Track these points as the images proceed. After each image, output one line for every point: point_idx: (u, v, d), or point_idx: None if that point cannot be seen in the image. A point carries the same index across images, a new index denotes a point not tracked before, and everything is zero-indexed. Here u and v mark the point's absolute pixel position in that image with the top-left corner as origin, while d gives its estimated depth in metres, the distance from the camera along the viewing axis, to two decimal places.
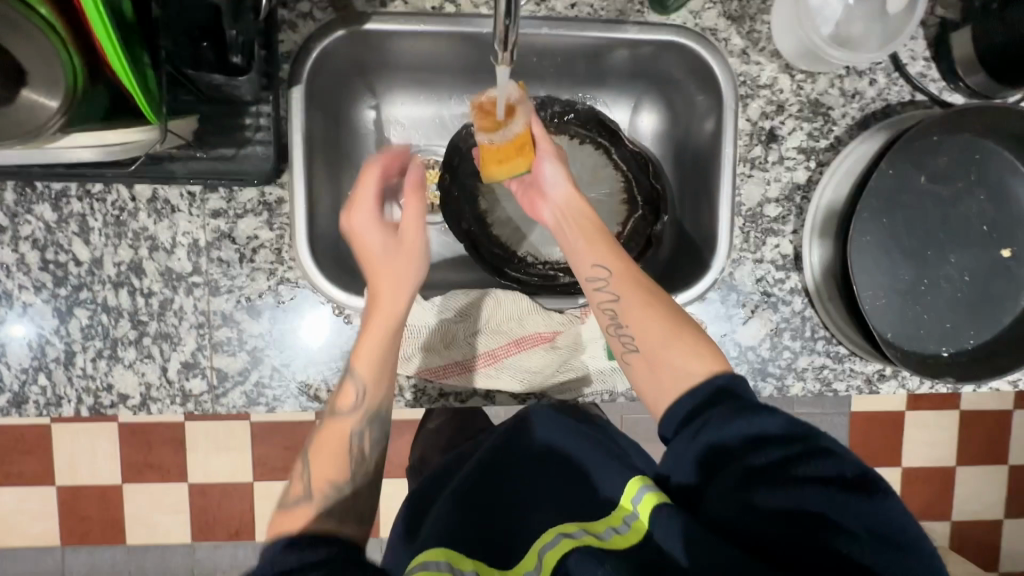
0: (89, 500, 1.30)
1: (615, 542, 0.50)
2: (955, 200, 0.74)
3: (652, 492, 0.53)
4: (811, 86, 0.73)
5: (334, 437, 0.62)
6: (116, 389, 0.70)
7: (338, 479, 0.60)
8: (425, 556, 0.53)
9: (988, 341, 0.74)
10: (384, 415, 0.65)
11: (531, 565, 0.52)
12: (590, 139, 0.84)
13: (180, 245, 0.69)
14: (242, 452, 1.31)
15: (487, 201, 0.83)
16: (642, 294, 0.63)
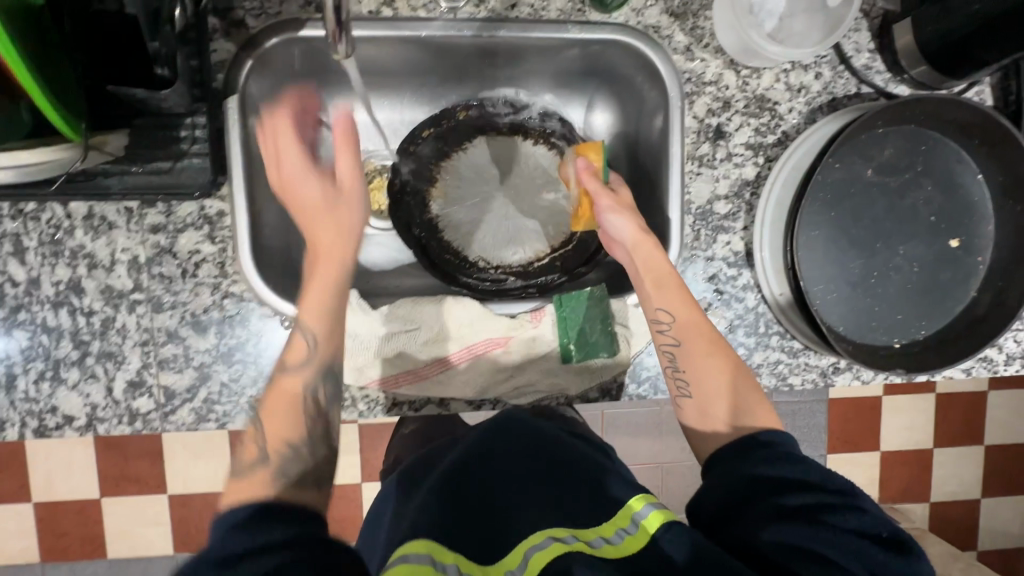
0: (66, 515, 1.29)
1: (609, 551, 0.47)
2: (902, 191, 0.74)
3: (658, 509, 0.51)
4: (756, 81, 0.73)
5: (285, 395, 0.58)
6: (61, 411, 0.68)
7: (293, 443, 0.55)
8: (406, 547, 0.48)
9: (938, 331, 0.75)
10: (337, 370, 0.61)
11: (514, 565, 0.48)
12: (544, 139, 0.84)
13: (119, 262, 0.67)
14: (221, 461, 1.30)
15: (439, 206, 0.84)
16: (704, 342, 0.63)
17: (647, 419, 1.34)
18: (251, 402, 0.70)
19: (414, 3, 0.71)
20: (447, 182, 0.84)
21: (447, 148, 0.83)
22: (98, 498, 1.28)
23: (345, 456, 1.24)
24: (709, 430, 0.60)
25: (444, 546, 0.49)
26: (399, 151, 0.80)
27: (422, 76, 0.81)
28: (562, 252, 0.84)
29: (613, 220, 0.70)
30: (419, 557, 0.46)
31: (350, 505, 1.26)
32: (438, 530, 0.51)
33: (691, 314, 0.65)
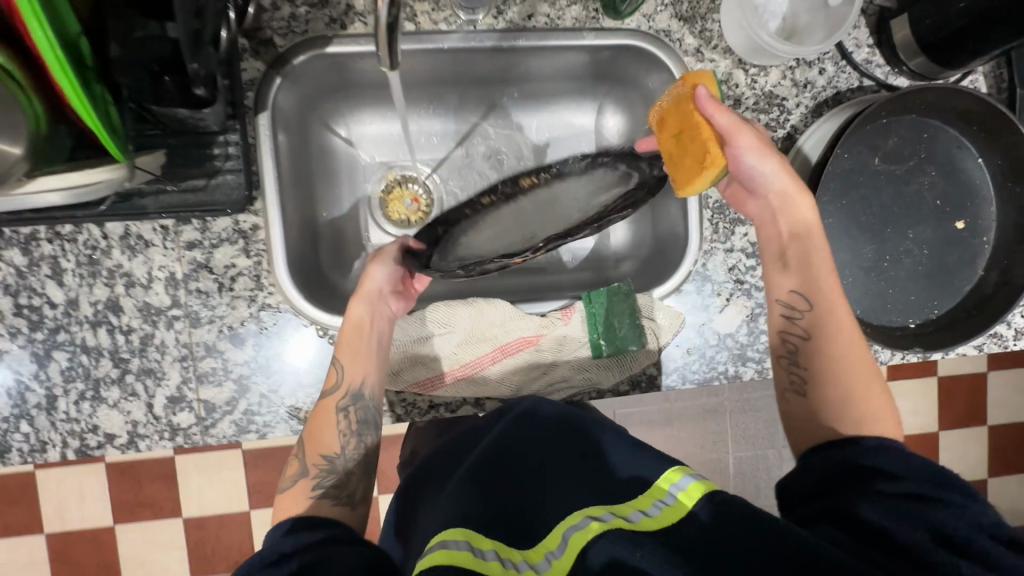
0: (81, 545, 1.27)
1: (649, 523, 0.50)
2: (908, 178, 0.77)
3: (697, 480, 0.54)
4: (764, 79, 0.76)
5: (323, 412, 0.66)
6: (102, 430, 0.69)
7: (328, 453, 0.64)
8: (442, 536, 0.49)
9: (949, 309, 0.78)
10: (366, 391, 0.67)
11: (553, 546, 0.50)
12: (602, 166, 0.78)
13: (157, 280, 0.69)
14: (236, 480, 1.29)
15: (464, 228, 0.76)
16: (835, 345, 0.67)
17: (658, 415, 1.36)
18: (290, 412, 0.71)
19: (435, 17, 0.73)
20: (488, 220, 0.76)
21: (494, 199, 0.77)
22: (112, 526, 1.27)
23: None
24: (820, 423, 0.65)
25: (478, 533, 0.50)
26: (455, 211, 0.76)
27: (439, 87, 0.83)
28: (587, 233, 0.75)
29: (745, 140, 0.66)
30: (456, 542, 0.48)
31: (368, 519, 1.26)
32: (471, 522, 0.51)
33: (831, 292, 0.67)
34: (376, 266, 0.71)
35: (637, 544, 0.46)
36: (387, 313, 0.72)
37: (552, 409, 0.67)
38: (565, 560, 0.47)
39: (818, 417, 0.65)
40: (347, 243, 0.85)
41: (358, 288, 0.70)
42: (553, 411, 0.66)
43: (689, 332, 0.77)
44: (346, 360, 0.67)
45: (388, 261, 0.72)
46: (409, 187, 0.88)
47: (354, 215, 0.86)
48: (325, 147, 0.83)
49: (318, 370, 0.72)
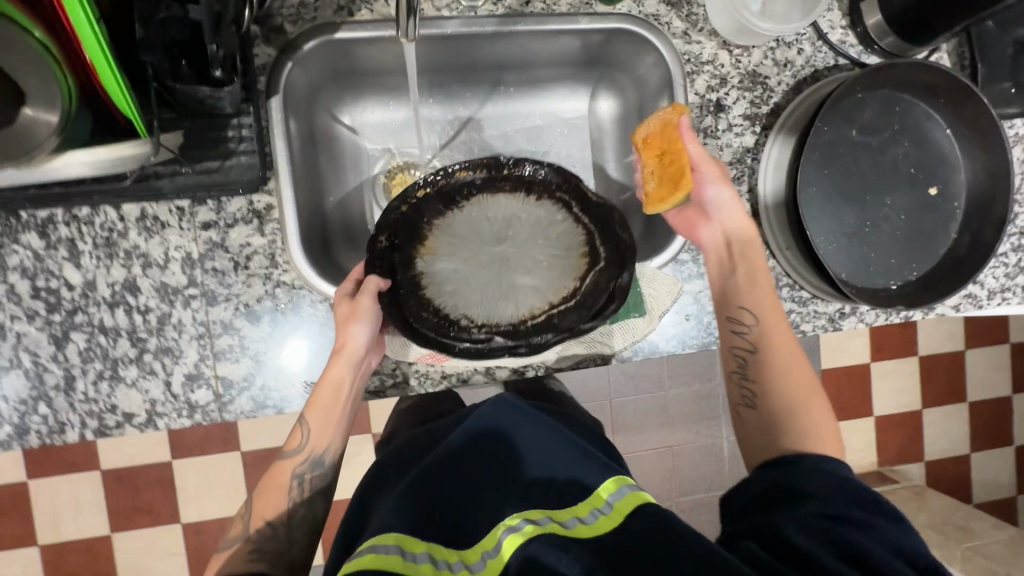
0: (76, 555, 1.25)
1: (581, 531, 0.53)
2: (883, 148, 0.82)
3: (634, 491, 0.57)
4: (748, 59, 0.81)
5: (278, 473, 0.71)
6: (121, 409, 0.70)
7: (271, 518, 0.68)
8: (374, 540, 0.53)
9: (927, 270, 0.83)
10: (325, 458, 0.72)
11: (488, 547, 0.54)
12: (551, 194, 0.81)
13: (173, 260, 0.70)
14: (234, 483, 1.27)
15: (425, 262, 0.80)
16: (782, 355, 0.72)
17: (653, 402, 1.38)
18: (307, 386, 0.74)
19: (438, 4, 0.78)
20: (438, 240, 0.80)
21: (440, 206, 0.79)
22: (109, 534, 1.25)
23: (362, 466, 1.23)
24: (771, 438, 0.68)
25: (413, 537, 0.54)
26: (390, 208, 0.75)
27: (440, 74, 0.87)
28: (560, 309, 0.80)
29: (703, 177, 0.75)
30: (386, 548, 0.51)
31: None
32: (408, 528, 0.55)
33: (771, 310, 0.73)
34: (356, 321, 0.69)
35: (564, 550, 0.50)
36: (364, 371, 0.72)
37: (508, 410, 0.69)
38: (499, 560, 0.52)
39: (764, 432, 0.69)
40: (354, 227, 0.87)
41: (341, 350, 0.69)
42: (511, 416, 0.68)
43: (687, 299, 0.81)
44: (314, 427, 0.70)
45: (371, 317, 0.70)
46: (411, 172, 0.90)
47: (360, 201, 0.89)
48: (331, 134, 0.86)
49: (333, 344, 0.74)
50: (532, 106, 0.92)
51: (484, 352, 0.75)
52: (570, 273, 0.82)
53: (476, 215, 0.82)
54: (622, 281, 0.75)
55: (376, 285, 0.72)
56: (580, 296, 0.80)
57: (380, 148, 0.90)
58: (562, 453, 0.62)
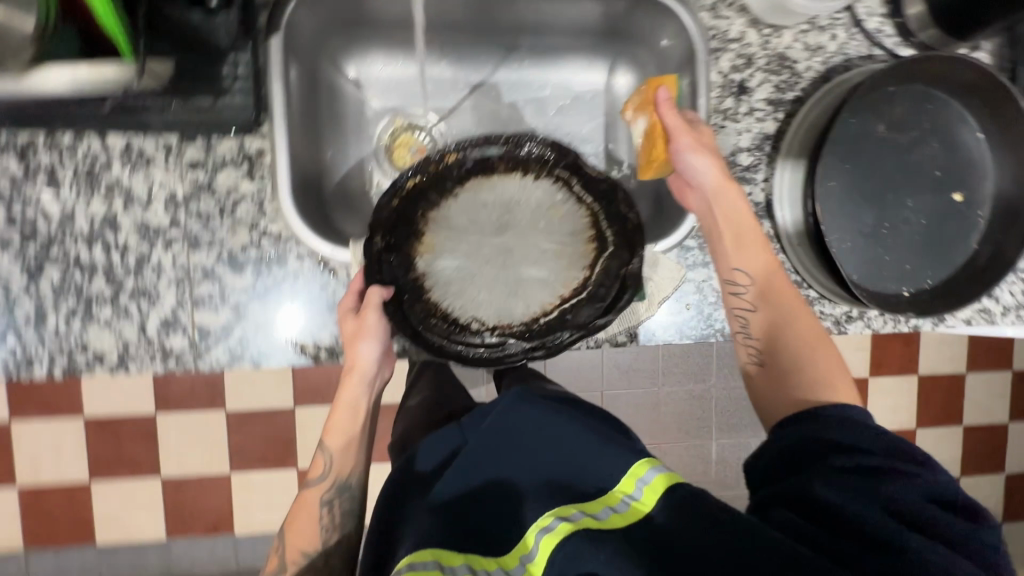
0: (55, 501, 1.15)
1: (617, 521, 0.49)
2: (911, 147, 0.78)
3: (663, 473, 0.52)
4: (777, 40, 0.77)
5: (305, 507, 0.67)
6: (92, 348, 0.68)
7: (308, 551, 0.64)
8: (410, 556, 0.47)
9: (942, 280, 0.80)
10: (352, 482, 0.69)
11: (526, 550, 0.49)
12: (548, 173, 0.74)
13: (157, 198, 0.67)
14: (216, 443, 1.16)
15: (424, 261, 0.73)
16: (782, 303, 0.70)
17: (645, 399, 1.35)
18: (287, 342, 0.71)
19: None
20: (435, 235, 0.73)
21: (435, 196, 0.72)
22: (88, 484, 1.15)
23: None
24: (783, 396, 0.66)
25: (448, 551, 0.49)
26: (380, 203, 0.68)
27: (452, 32, 0.83)
28: (574, 304, 0.75)
29: (684, 142, 0.71)
30: (423, 564, 0.46)
31: None
32: (440, 540, 0.49)
33: (763, 261, 0.71)
34: (364, 338, 0.67)
35: (602, 547, 0.46)
36: (374, 384, 0.72)
37: (520, 407, 0.59)
38: (538, 566, 0.47)
39: (779, 392, 0.67)
40: (351, 184, 0.83)
41: (352, 369, 0.70)
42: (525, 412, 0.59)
43: (688, 288, 0.78)
44: (338, 449, 0.70)
45: (379, 333, 0.69)
46: (416, 135, 0.84)
47: (360, 157, 0.85)
48: (334, 85, 0.82)
49: (318, 301, 0.72)
50: (548, 77, 0.88)
51: (494, 358, 0.72)
52: (579, 262, 0.75)
53: (474, 203, 0.74)
54: (634, 268, 0.71)
55: (381, 297, 0.68)
56: (592, 288, 0.74)
57: (384, 104, 0.86)
58: (577, 445, 0.55)
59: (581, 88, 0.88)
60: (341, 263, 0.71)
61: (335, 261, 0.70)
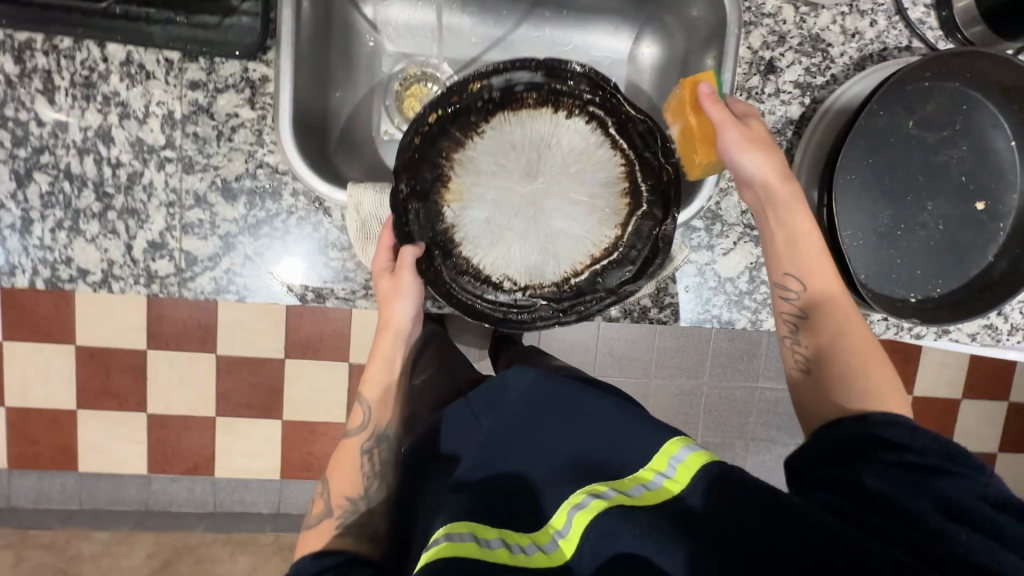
0: (40, 423, 1.15)
1: (649, 498, 0.50)
2: (939, 148, 0.75)
3: (696, 451, 0.53)
4: (813, 20, 0.74)
5: (348, 454, 0.73)
6: (76, 263, 0.66)
7: (351, 496, 0.70)
8: (446, 528, 0.47)
9: (952, 289, 0.77)
10: (389, 433, 0.75)
11: (560, 526, 0.50)
12: (581, 110, 0.72)
13: (153, 116, 0.65)
14: (205, 384, 1.16)
15: (453, 211, 0.72)
16: (836, 316, 0.67)
17: (635, 387, 1.33)
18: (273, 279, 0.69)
19: None
20: (464, 181, 0.72)
21: (457, 136, 0.70)
22: (74, 409, 1.15)
23: (330, 390, 1.19)
24: (828, 402, 0.64)
25: (482, 524, 0.48)
26: (403, 144, 0.66)
27: None
28: (604, 266, 0.73)
29: (733, 136, 0.67)
30: (461, 535, 0.46)
31: (332, 443, 1.22)
32: (477, 513, 0.49)
33: (822, 270, 0.67)
34: (399, 300, 0.69)
35: (634, 522, 0.47)
36: (406, 343, 0.77)
37: (547, 383, 0.61)
38: (572, 542, 0.48)
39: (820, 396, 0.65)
40: (356, 128, 0.81)
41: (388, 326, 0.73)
42: (553, 388, 0.60)
43: (690, 270, 0.76)
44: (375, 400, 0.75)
45: (414, 294, 0.69)
46: (427, 86, 0.83)
47: (367, 101, 0.82)
48: (349, 22, 0.79)
49: (308, 241, 0.70)
50: (569, 39, 0.85)
51: (520, 317, 0.70)
52: (611, 217, 0.73)
53: (501, 150, 0.72)
54: (669, 228, 0.67)
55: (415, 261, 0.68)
56: (623, 249, 0.73)
57: (398, 49, 0.83)
58: (608, 421, 0.57)
59: (601, 55, 0.86)
60: (336, 203, 0.68)
61: (332, 201, 0.68)
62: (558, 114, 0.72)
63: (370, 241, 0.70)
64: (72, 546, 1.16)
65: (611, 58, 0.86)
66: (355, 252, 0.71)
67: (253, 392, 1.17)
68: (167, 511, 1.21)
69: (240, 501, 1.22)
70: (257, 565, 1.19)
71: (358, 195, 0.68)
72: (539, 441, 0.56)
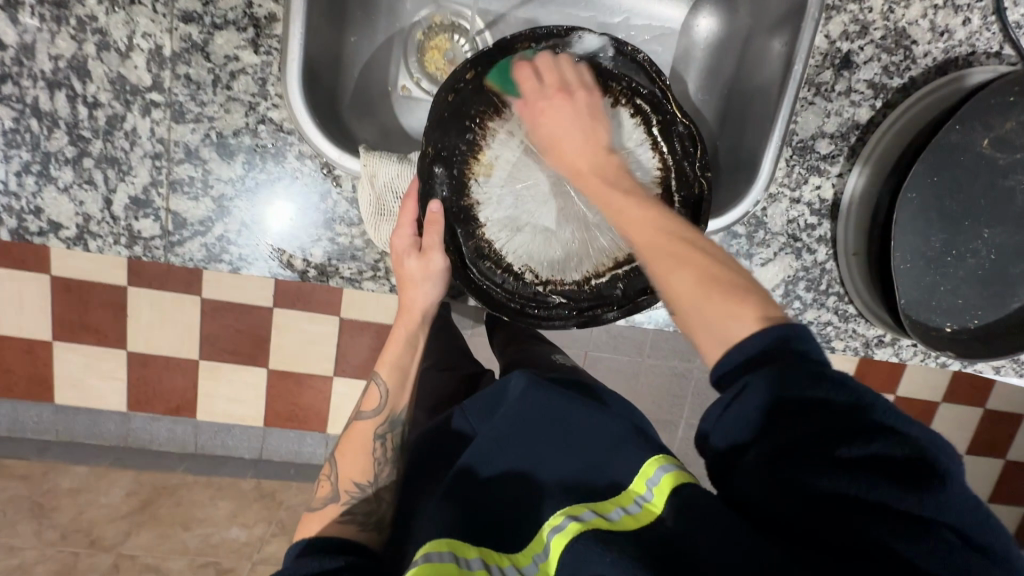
0: (10, 351, 1.03)
1: (627, 523, 0.44)
2: (1008, 172, 0.69)
3: (671, 472, 0.48)
4: (902, 12, 0.66)
5: (357, 436, 0.63)
6: (47, 215, 0.58)
7: (362, 482, 0.60)
8: (425, 548, 0.45)
9: (990, 322, 0.73)
10: (404, 417, 0.66)
11: (539, 549, 0.47)
12: (629, 100, 0.65)
13: (138, 50, 0.56)
14: (189, 326, 1.03)
15: (481, 185, 0.64)
16: (670, 253, 0.48)
17: None
18: (271, 251, 0.62)
19: None
20: (495, 154, 0.65)
21: (496, 99, 0.64)
22: (49, 341, 1.02)
23: (317, 344, 1.07)
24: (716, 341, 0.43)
25: (463, 541, 0.47)
26: (435, 101, 0.60)
27: None
28: (627, 271, 0.65)
29: (560, 105, 0.61)
30: (440, 555, 0.44)
31: (318, 397, 1.11)
32: (456, 531, 0.48)
33: (638, 218, 0.52)
34: (430, 277, 0.62)
35: (608, 545, 0.41)
36: (431, 319, 0.68)
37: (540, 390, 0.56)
38: (550, 566, 0.45)
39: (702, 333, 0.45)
40: (372, 79, 0.72)
41: (407, 304, 0.65)
42: (544, 399, 0.55)
43: None
44: (392, 382, 0.66)
45: (441, 275, 0.63)
46: (454, 39, 0.73)
47: (388, 50, 0.72)
48: None
49: (309, 213, 0.62)
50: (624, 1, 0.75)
51: (539, 315, 0.64)
52: None
53: None
54: None
55: (439, 238, 0.61)
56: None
57: None
58: (595, 441, 0.53)
59: (641, 36, 0.76)
60: (346, 171, 0.61)
61: (342, 168, 0.61)
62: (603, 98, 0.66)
63: (385, 218, 0.62)
64: (49, 480, 1.03)
65: (653, 39, 0.76)
66: (365, 229, 0.63)
67: (242, 339, 1.05)
68: (148, 449, 1.12)
69: (222, 445, 1.13)
70: (237, 510, 1.06)
71: (372, 164, 0.61)
72: (538, 457, 0.53)
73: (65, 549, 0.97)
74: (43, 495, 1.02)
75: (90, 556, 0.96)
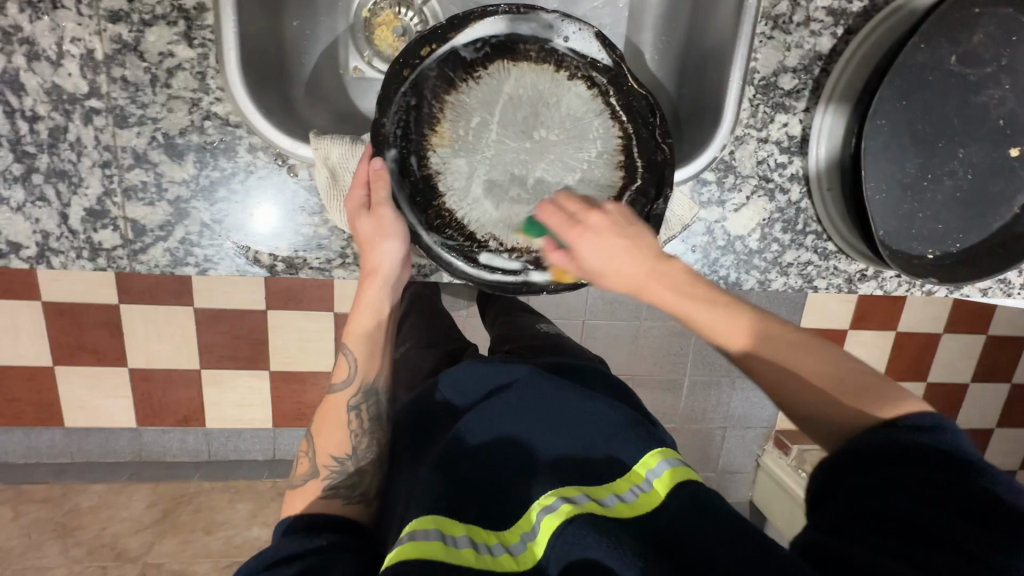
0: (13, 379, 1.03)
1: (623, 511, 0.45)
2: (979, 87, 0.67)
3: (675, 467, 0.48)
4: None
5: (333, 410, 0.62)
6: (6, 236, 0.58)
7: (338, 456, 0.60)
8: (411, 524, 0.44)
9: (973, 245, 0.71)
10: (378, 386, 0.64)
11: (527, 528, 0.46)
12: (584, 73, 0.65)
13: (69, 56, 0.54)
14: (186, 337, 1.04)
15: (439, 158, 0.64)
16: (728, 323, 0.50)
17: None
18: (237, 249, 0.61)
19: None
20: (452, 126, 0.64)
21: (451, 74, 0.62)
22: (50, 366, 1.03)
23: (315, 339, 1.07)
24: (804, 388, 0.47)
25: (451, 519, 0.45)
26: (390, 74, 0.59)
27: None
28: None
29: (578, 241, 0.55)
30: (425, 532, 0.43)
31: (321, 393, 1.11)
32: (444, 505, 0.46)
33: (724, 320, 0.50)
34: (384, 236, 0.60)
35: (603, 533, 0.42)
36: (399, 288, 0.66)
37: (536, 381, 0.57)
38: (539, 547, 0.44)
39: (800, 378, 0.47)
40: (323, 64, 0.70)
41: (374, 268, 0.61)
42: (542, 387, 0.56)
43: (697, 229, 0.70)
44: (361, 354, 0.64)
45: (399, 230, 0.61)
46: (402, 13, 0.71)
47: (334, 33, 0.70)
48: None
49: (266, 206, 0.61)
50: None
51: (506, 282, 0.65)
52: (606, 188, 0.66)
53: (497, 96, 0.64)
54: (660, 208, 0.62)
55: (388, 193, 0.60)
56: None
57: None
58: (595, 423, 0.53)
59: None
60: (301, 160, 0.60)
61: (296, 157, 0.59)
62: (559, 71, 0.64)
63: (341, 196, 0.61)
64: (70, 499, 1.05)
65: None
66: (327, 217, 0.62)
67: (240, 343, 1.06)
68: (162, 464, 1.13)
69: (234, 450, 1.14)
70: (255, 511, 1.08)
71: (324, 146, 0.59)
72: (527, 427, 0.53)
73: (91, 565, 0.98)
74: (65, 516, 1.03)
75: (117, 569, 0.98)
